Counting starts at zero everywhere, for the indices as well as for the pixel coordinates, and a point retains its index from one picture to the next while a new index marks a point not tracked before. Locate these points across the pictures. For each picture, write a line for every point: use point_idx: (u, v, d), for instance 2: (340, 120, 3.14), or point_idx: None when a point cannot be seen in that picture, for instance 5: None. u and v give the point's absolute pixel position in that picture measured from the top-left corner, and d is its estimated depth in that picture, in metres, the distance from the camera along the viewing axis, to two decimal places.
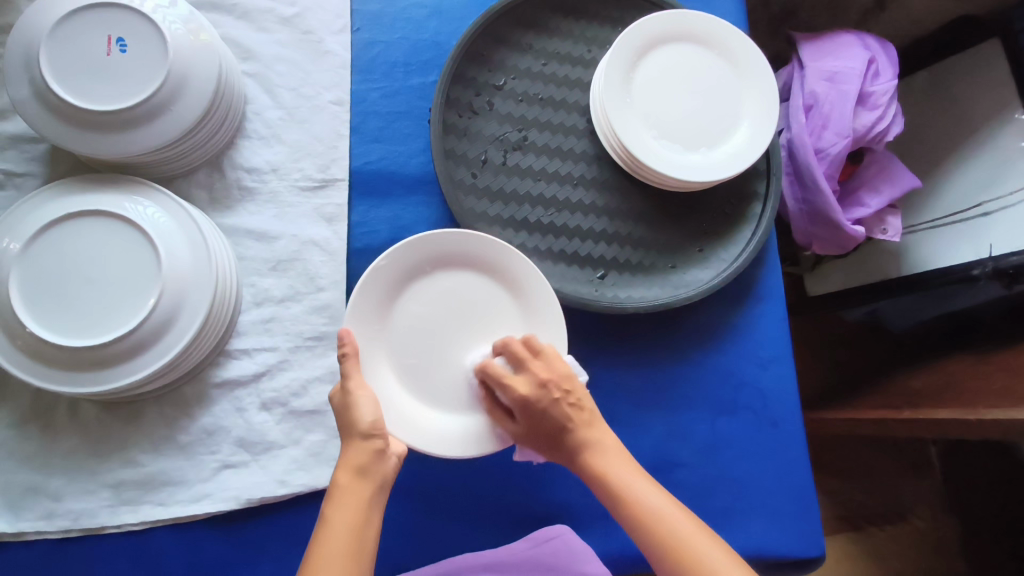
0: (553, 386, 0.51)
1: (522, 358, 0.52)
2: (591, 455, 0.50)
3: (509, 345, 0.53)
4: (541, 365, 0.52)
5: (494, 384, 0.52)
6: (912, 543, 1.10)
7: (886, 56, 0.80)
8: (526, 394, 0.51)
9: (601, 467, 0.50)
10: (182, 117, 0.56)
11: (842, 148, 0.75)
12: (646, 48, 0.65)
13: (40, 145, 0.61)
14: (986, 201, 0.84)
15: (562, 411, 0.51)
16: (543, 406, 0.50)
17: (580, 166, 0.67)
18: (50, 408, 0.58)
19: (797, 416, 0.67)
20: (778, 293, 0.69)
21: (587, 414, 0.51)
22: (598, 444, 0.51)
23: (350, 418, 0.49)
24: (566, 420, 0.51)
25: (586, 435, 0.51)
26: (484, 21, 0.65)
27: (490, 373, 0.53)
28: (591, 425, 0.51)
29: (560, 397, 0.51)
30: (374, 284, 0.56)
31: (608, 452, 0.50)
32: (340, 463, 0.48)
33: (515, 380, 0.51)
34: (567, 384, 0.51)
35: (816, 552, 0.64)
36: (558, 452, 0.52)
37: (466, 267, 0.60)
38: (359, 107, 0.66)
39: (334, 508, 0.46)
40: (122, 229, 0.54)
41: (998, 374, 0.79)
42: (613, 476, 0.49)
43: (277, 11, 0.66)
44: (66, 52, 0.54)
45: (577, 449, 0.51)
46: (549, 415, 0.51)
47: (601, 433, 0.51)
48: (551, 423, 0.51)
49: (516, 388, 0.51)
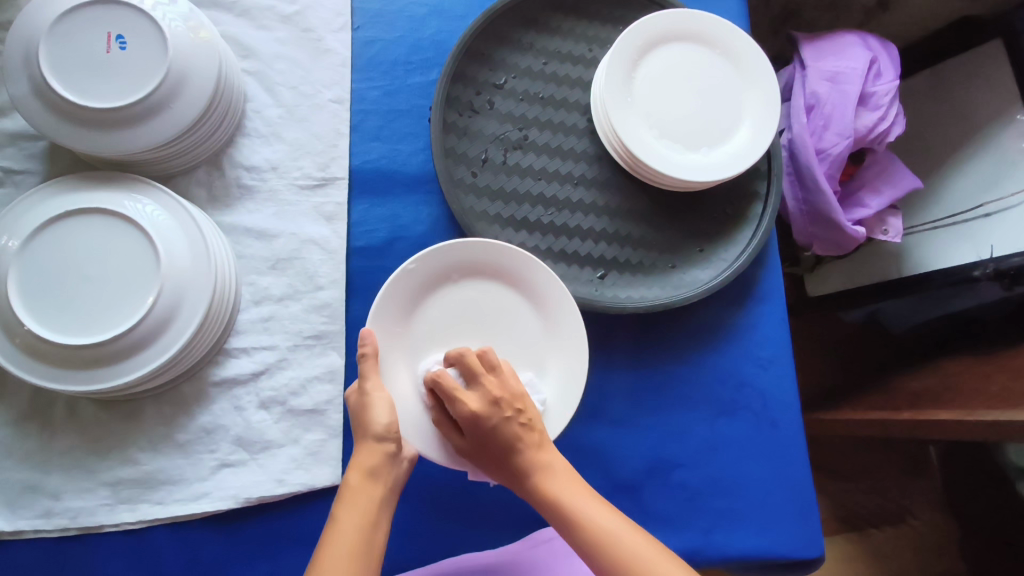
0: (504, 403, 0.50)
1: (476, 371, 0.51)
2: (539, 477, 0.49)
3: (460, 355, 0.51)
4: (494, 380, 0.51)
5: (445, 397, 0.51)
6: (911, 544, 1.10)
7: (888, 57, 0.80)
8: (477, 410, 0.49)
9: (547, 489, 0.48)
10: (181, 115, 0.56)
11: (843, 148, 0.75)
12: (647, 47, 0.65)
13: (39, 142, 0.61)
14: (988, 202, 0.84)
15: (514, 430, 0.49)
16: (494, 423, 0.49)
17: (581, 166, 0.66)
18: (48, 406, 0.57)
19: (796, 417, 0.67)
20: (778, 294, 0.69)
21: (537, 434, 0.50)
22: (544, 466, 0.49)
23: (364, 419, 0.49)
24: (517, 440, 0.49)
25: (534, 457, 0.49)
26: (485, 20, 0.65)
27: (439, 386, 0.51)
28: (540, 447, 0.50)
29: (512, 415, 0.50)
30: (399, 287, 0.56)
31: (555, 472, 0.49)
32: (351, 464, 0.49)
33: (466, 396, 0.50)
34: (519, 402, 0.50)
35: (816, 553, 0.64)
36: (503, 472, 0.51)
37: (491, 279, 0.60)
38: (360, 106, 0.66)
39: (342, 509, 0.46)
40: (121, 227, 0.54)
41: (998, 376, 0.78)
42: (561, 497, 0.48)
43: (277, 9, 0.66)
44: (65, 50, 0.54)
45: (524, 471, 0.49)
46: (500, 434, 0.49)
47: (548, 454, 0.50)
48: (500, 442, 0.49)
49: (467, 403, 0.49)
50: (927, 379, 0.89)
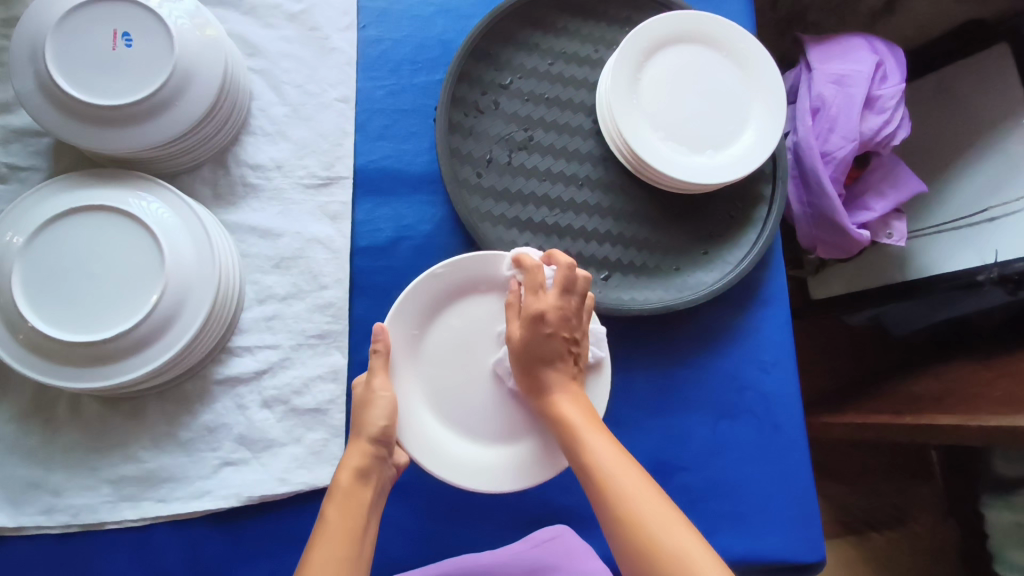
0: (572, 326, 0.52)
1: (570, 286, 0.51)
2: (562, 402, 0.50)
3: (565, 264, 0.51)
4: (575, 304, 0.52)
5: (529, 285, 0.52)
6: (910, 548, 1.10)
7: (895, 59, 0.80)
8: (549, 313, 0.50)
9: (568, 415, 0.49)
10: (187, 113, 0.56)
11: (848, 151, 0.74)
12: (654, 48, 0.65)
13: (45, 139, 0.61)
14: (993, 206, 0.84)
15: (563, 350, 0.51)
16: (552, 331, 0.50)
17: (586, 167, 0.66)
18: (52, 403, 0.57)
19: (799, 420, 0.67)
20: (782, 297, 0.69)
21: (573, 368, 0.52)
22: (570, 395, 0.51)
23: (363, 417, 0.50)
24: (558, 359, 0.51)
25: (565, 383, 0.51)
26: (491, 20, 0.65)
27: (533, 274, 0.52)
28: (573, 379, 0.52)
29: (569, 339, 0.51)
30: (420, 292, 0.56)
31: (581, 404, 0.50)
32: (341, 464, 0.49)
33: (551, 296, 0.51)
34: (579, 336, 0.52)
35: (816, 556, 0.64)
36: (526, 377, 0.52)
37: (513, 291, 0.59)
38: (365, 105, 0.66)
39: (333, 509, 0.46)
40: (126, 225, 0.54)
41: (1001, 381, 0.78)
42: (575, 426, 0.48)
43: (282, 7, 0.66)
44: (72, 46, 0.54)
45: (552, 388, 0.51)
46: (550, 345, 0.51)
47: (578, 390, 0.52)
48: (544, 350, 0.51)
49: (546, 301, 0.51)
50: (929, 383, 0.89)
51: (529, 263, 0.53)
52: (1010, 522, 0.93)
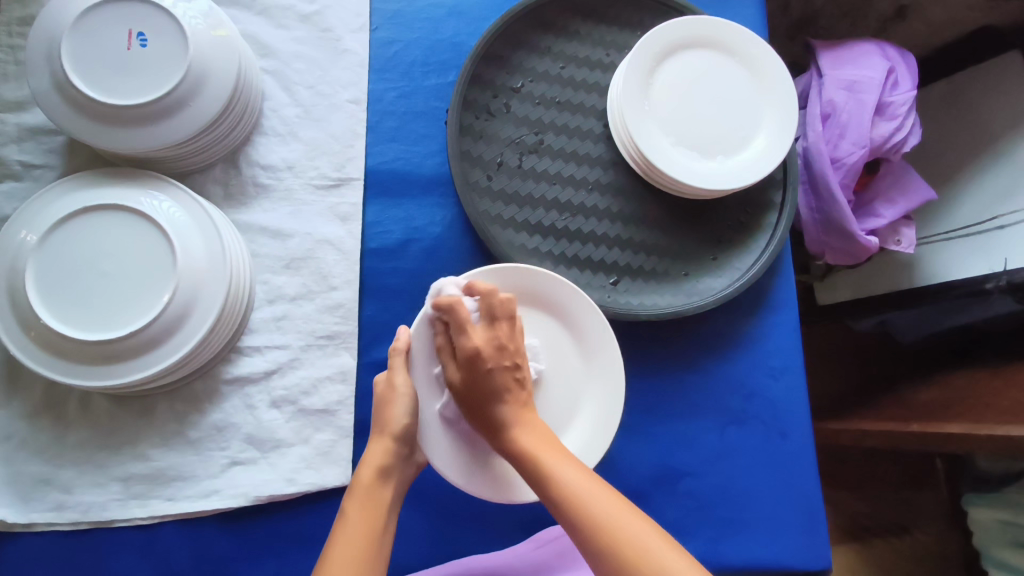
0: (508, 353, 0.49)
1: (496, 314, 0.49)
2: (519, 432, 0.48)
3: (488, 292, 0.50)
4: (505, 330, 0.50)
5: (454, 325, 0.49)
6: (914, 556, 1.10)
7: (906, 66, 0.79)
8: (480, 349, 0.48)
9: (528, 445, 0.46)
10: (201, 113, 0.56)
11: (858, 158, 0.74)
12: (666, 53, 0.65)
13: (58, 137, 0.62)
14: (1003, 214, 0.83)
15: (506, 380, 0.49)
16: (491, 366, 0.48)
17: (596, 171, 0.66)
18: (63, 400, 0.58)
19: (807, 427, 0.67)
20: (792, 305, 0.69)
21: (525, 395, 0.50)
22: (527, 423, 0.48)
23: (385, 416, 0.51)
24: (506, 391, 0.49)
25: (518, 412, 0.48)
26: (503, 23, 0.65)
27: (453, 313, 0.49)
28: (525, 406, 0.49)
29: (510, 367, 0.49)
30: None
31: (537, 432, 0.47)
32: (362, 461, 0.50)
33: (475, 333, 0.49)
34: (519, 359, 0.50)
35: (823, 566, 0.63)
36: (481, 421, 0.49)
37: (534, 307, 0.59)
38: (375, 106, 0.66)
39: (353, 507, 0.47)
40: (138, 224, 0.54)
41: (1009, 390, 0.78)
42: (536, 457, 0.46)
43: (295, 8, 0.66)
44: (86, 45, 0.54)
45: (506, 423, 0.48)
46: (493, 381, 0.48)
47: (532, 417, 0.49)
48: (489, 388, 0.48)
49: (474, 338, 0.49)
50: (936, 391, 0.89)
51: (444, 304, 0.50)
52: (995, 519, 0.92)
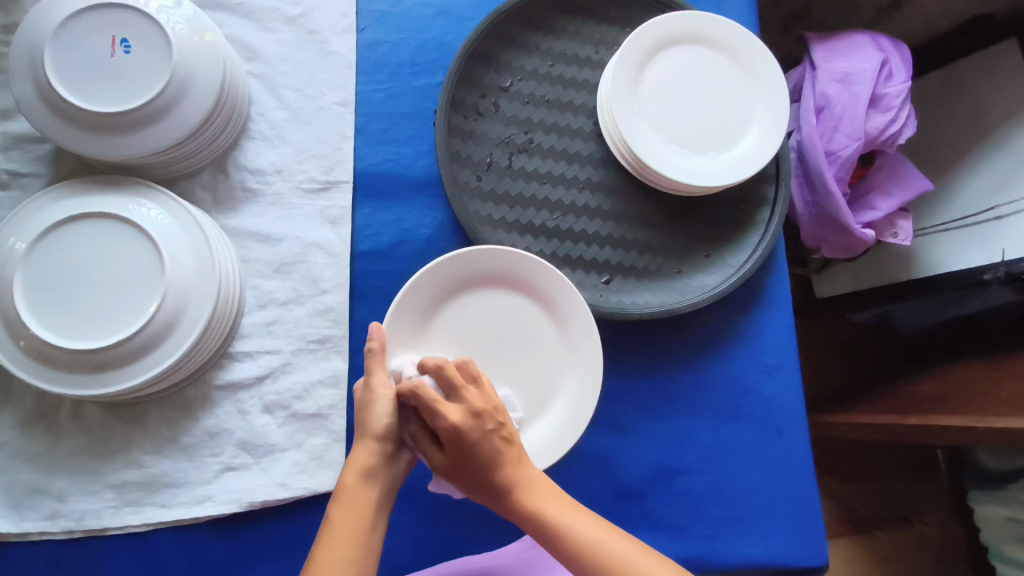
0: (488, 417, 0.47)
1: (456, 383, 0.47)
2: (519, 493, 0.47)
3: (440, 366, 0.47)
4: (475, 395, 0.48)
5: (423, 410, 0.46)
6: (915, 547, 1.10)
7: (899, 57, 0.79)
8: (459, 424, 0.46)
9: (533, 503, 0.47)
10: (186, 118, 0.56)
11: (853, 151, 0.74)
12: (654, 49, 0.64)
13: (45, 145, 0.61)
14: (998, 205, 0.83)
15: (493, 444, 0.47)
16: (475, 438, 0.46)
17: (587, 169, 0.66)
18: (54, 409, 0.58)
19: (801, 423, 0.66)
20: (786, 301, 0.68)
21: (516, 448, 0.48)
22: (525, 481, 0.47)
23: (367, 417, 0.49)
24: (497, 455, 0.47)
25: (514, 472, 0.47)
26: (490, 22, 0.64)
27: (420, 396, 0.46)
28: (519, 461, 0.48)
29: (494, 429, 0.47)
30: (434, 275, 0.57)
31: (539, 487, 0.48)
32: (348, 463, 0.48)
33: (448, 409, 0.46)
34: (500, 415, 0.48)
35: (820, 562, 0.64)
36: (480, 490, 0.48)
37: (516, 289, 0.59)
38: (363, 108, 0.66)
39: (340, 510, 0.46)
40: (125, 231, 0.54)
41: (1009, 381, 0.77)
42: (547, 513, 0.46)
43: (281, 10, 0.66)
44: (68, 54, 0.54)
45: (505, 485, 0.47)
46: (480, 450, 0.46)
47: (528, 470, 0.48)
48: (480, 460, 0.46)
49: (450, 416, 0.46)
50: (937, 383, 0.88)
51: (409, 389, 0.47)
52: (1002, 516, 0.91)
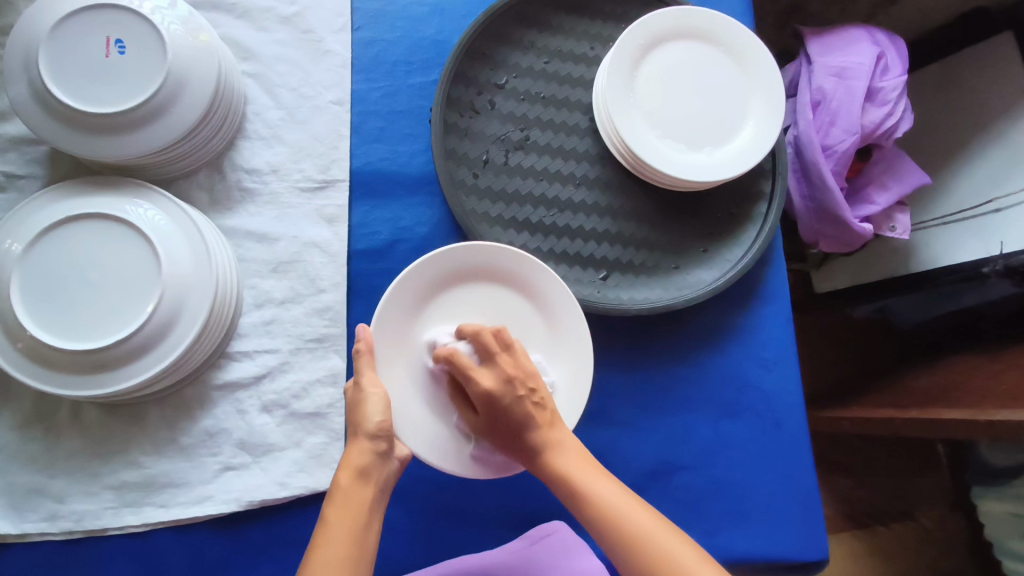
0: (518, 382, 0.48)
1: (491, 351, 0.48)
2: (551, 454, 0.48)
3: (481, 334, 0.49)
4: (508, 360, 0.49)
5: (458, 374, 0.49)
6: (917, 541, 1.10)
7: (896, 50, 0.79)
8: (491, 388, 0.47)
9: (561, 467, 0.47)
10: (182, 118, 0.56)
11: (849, 145, 0.74)
12: (650, 45, 0.64)
13: (41, 147, 0.61)
14: (998, 197, 0.82)
15: (525, 409, 0.48)
16: (507, 402, 0.47)
17: (583, 166, 0.66)
18: (53, 410, 0.58)
19: (801, 419, 0.66)
20: (784, 296, 0.68)
21: (549, 413, 0.49)
22: (558, 444, 0.48)
23: (358, 416, 0.49)
24: (529, 418, 0.48)
25: (545, 435, 0.48)
26: (485, 19, 0.64)
27: (453, 362, 0.49)
28: (552, 425, 0.48)
29: (525, 395, 0.48)
30: (420, 272, 0.56)
31: (570, 451, 0.48)
32: (342, 462, 0.48)
33: (480, 374, 0.48)
34: (532, 382, 0.48)
35: (821, 556, 0.63)
36: (515, 448, 0.49)
37: (497, 283, 0.59)
38: (359, 107, 0.66)
39: (335, 511, 0.46)
40: (122, 232, 0.54)
41: (1009, 374, 0.77)
42: (574, 478, 0.46)
43: (276, 10, 0.66)
44: (63, 55, 0.54)
45: (537, 446, 0.48)
46: (512, 414, 0.48)
47: (562, 433, 0.49)
48: (512, 422, 0.48)
49: (482, 381, 0.48)
50: (936, 377, 0.88)
51: (443, 354, 0.50)
52: (1006, 511, 0.91)
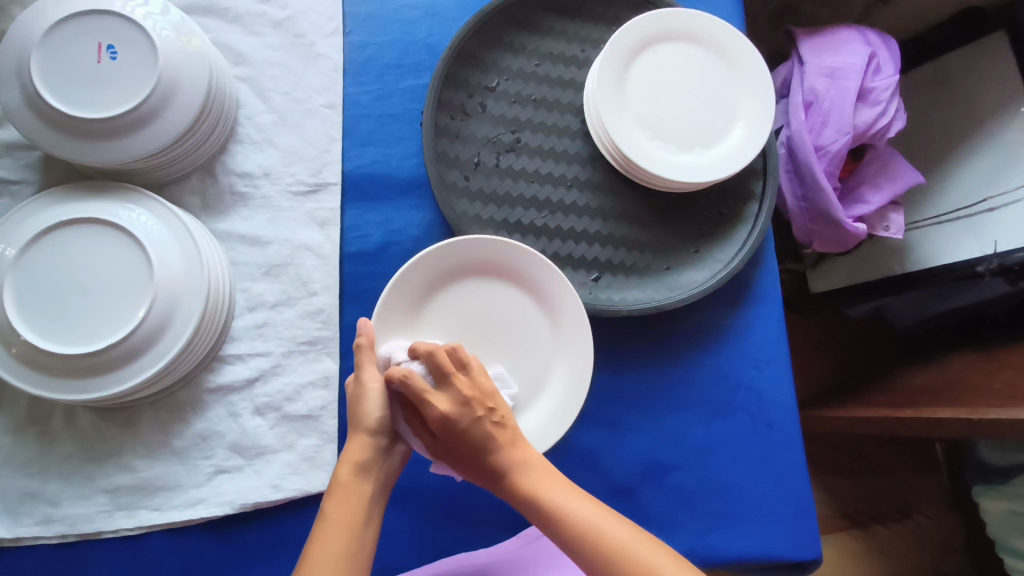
0: (476, 403, 0.47)
1: (447, 371, 0.47)
2: (514, 474, 0.48)
3: (435, 351, 0.48)
4: (464, 382, 0.48)
5: (412, 398, 0.47)
6: (914, 540, 1.10)
7: (887, 51, 0.79)
8: (449, 412, 0.47)
9: (527, 485, 0.47)
10: (174, 123, 0.56)
11: (841, 145, 0.74)
12: (639, 47, 0.64)
13: (34, 152, 0.62)
14: (992, 196, 0.83)
15: (485, 429, 0.47)
16: (463, 424, 0.47)
17: (575, 168, 0.66)
18: (47, 414, 0.58)
19: (792, 418, 0.67)
20: (775, 295, 0.68)
21: (510, 431, 0.49)
22: (521, 462, 0.48)
23: (358, 413, 0.49)
24: (488, 440, 0.48)
25: (506, 455, 0.48)
26: (475, 22, 0.65)
27: (407, 387, 0.47)
28: (512, 444, 0.48)
29: (484, 416, 0.48)
30: (420, 267, 0.57)
31: (533, 469, 0.48)
32: (342, 457, 0.49)
33: (437, 398, 0.47)
34: (490, 400, 0.48)
35: (813, 555, 0.64)
36: (475, 470, 0.49)
37: (499, 278, 0.59)
38: (350, 110, 0.66)
39: (333, 506, 0.46)
40: (114, 236, 0.55)
41: (1004, 372, 0.78)
42: (541, 494, 0.46)
43: (268, 14, 0.66)
44: (55, 60, 0.54)
45: (499, 467, 0.48)
46: (471, 436, 0.47)
47: (523, 452, 0.49)
48: (471, 443, 0.48)
49: (438, 405, 0.47)
50: (932, 376, 0.88)
51: (398, 377, 0.47)
52: (1006, 510, 0.92)
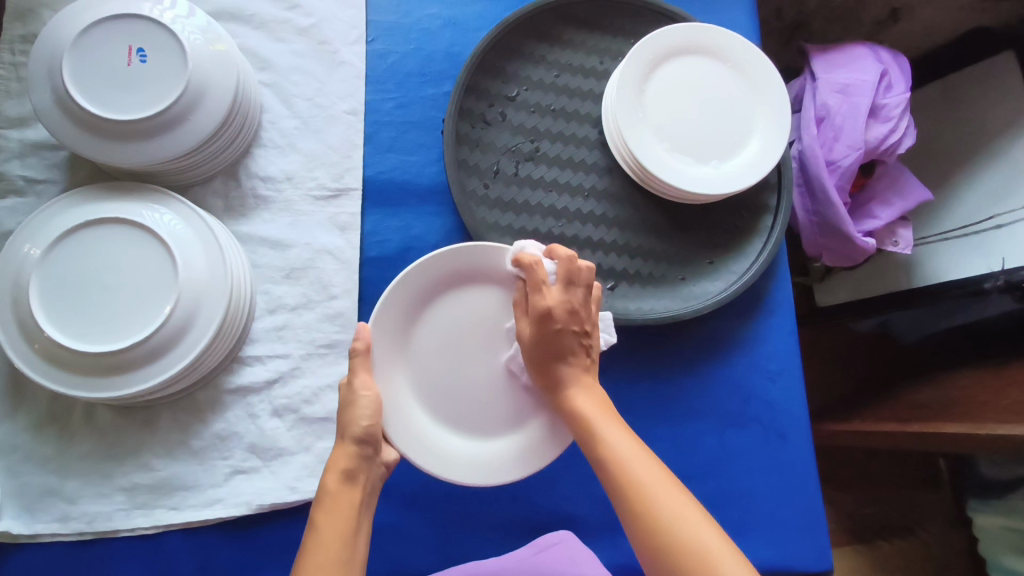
0: (578, 318, 0.52)
1: (574, 279, 0.52)
2: (572, 390, 0.52)
3: (565, 256, 0.52)
4: (581, 295, 0.52)
5: (532, 284, 0.53)
6: (920, 557, 1.09)
7: (899, 69, 0.80)
8: (554, 309, 0.51)
9: (579, 403, 0.51)
10: (201, 126, 0.57)
11: (853, 160, 0.75)
12: (659, 60, 0.65)
13: (60, 152, 0.63)
14: (999, 214, 0.84)
15: (574, 343, 0.52)
16: (560, 327, 0.51)
17: (592, 177, 0.67)
18: (68, 411, 0.58)
19: (806, 428, 0.67)
20: (788, 309, 0.69)
21: (587, 360, 0.53)
22: (583, 385, 0.52)
23: (348, 418, 0.49)
24: (569, 351, 0.52)
25: (574, 372, 0.52)
26: (498, 32, 0.66)
27: (533, 270, 0.52)
28: (585, 370, 0.53)
29: (578, 331, 0.52)
30: (418, 276, 0.57)
31: (594, 396, 0.51)
32: (327, 467, 0.48)
33: (551, 293, 0.52)
34: (589, 325, 0.53)
35: (826, 567, 0.64)
36: (540, 371, 0.53)
37: (490, 286, 0.60)
38: (372, 117, 0.67)
39: (322, 516, 0.45)
40: (138, 236, 0.55)
41: (1009, 389, 0.78)
42: (590, 418, 0.49)
43: (293, 21, 0.67)
44: (86, 64, 0.55)
45: (563, 379, 0.52)
46: (561, 341, 0.52)
47: (592, 381, 0.53)
48: (556, 347, 0.52)
49: (549, 299, 0.52)
50: (937, 391, 0.89)
51: (526, 261, 0.53)
52: (999, 525, 0.91)
